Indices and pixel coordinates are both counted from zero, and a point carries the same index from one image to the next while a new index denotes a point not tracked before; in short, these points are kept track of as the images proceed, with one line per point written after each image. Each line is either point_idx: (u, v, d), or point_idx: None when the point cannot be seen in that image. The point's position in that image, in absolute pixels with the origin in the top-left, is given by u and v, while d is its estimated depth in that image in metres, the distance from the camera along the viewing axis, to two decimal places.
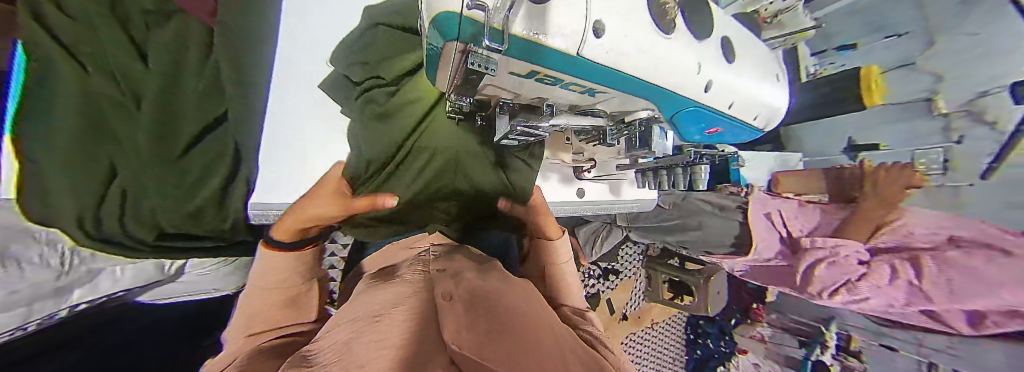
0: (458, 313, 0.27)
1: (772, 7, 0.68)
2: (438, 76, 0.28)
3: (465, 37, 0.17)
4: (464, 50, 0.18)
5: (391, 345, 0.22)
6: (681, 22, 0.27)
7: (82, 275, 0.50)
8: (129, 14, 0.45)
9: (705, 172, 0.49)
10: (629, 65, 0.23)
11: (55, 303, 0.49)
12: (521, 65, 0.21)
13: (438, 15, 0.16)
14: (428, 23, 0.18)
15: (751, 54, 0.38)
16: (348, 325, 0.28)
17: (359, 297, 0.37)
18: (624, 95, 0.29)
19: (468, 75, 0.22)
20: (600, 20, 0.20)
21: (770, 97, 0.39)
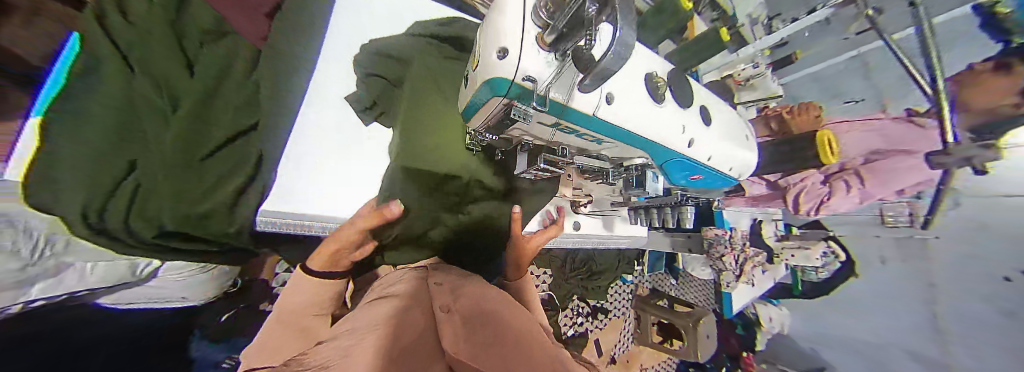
0: (457, 328, 0.28)
1: (744, 73, 0.75)
2: (472, 115, 0.33)
3: (512, 95, 0.22)
4: (509, 105, 0.23)
5: (391, 348, 0.23)
6: (670, 95, 0.34)
7: (50, 268, 0.46)
8: (188, 29, 0.51)
9: (691, 212, 0.56)
10: (631, 125, 0.28)
11: (11, 296, 0.43)
12: (550, 118, 0.26)
13: (494, 79, 0.21)
14: (481, 84, 0.24)
15: (726, 119, 0.45)
16: (346, 336, 0.28)
17: (358, 309, 0.37)
18: (626, 146, 0.34)
19: (504, 120, 0.27)
20: (610, 91, 0.26)
21: (742, 154, 0.45)
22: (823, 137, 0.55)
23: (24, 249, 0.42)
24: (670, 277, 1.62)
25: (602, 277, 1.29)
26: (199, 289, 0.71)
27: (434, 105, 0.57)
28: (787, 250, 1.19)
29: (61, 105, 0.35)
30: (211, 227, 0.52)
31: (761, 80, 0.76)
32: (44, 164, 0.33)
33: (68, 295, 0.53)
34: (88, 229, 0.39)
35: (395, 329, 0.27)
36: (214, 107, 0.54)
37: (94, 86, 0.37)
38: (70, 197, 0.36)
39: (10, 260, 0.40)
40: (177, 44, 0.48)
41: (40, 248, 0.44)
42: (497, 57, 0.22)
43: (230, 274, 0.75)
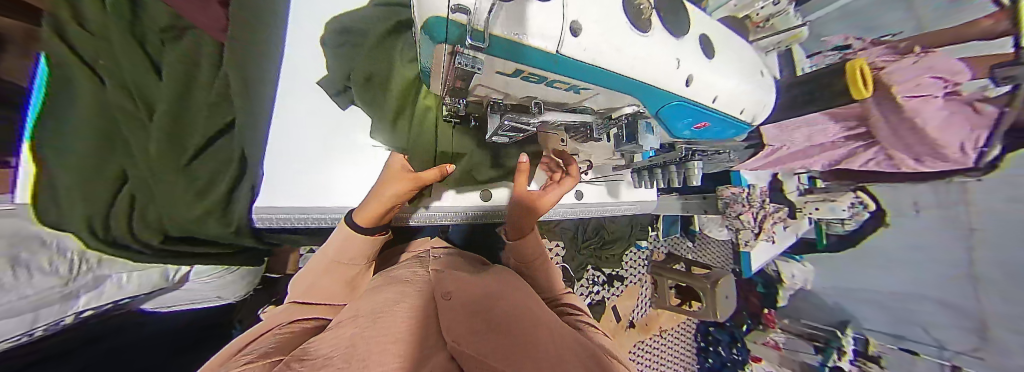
0: (456, 314, 0.27)
1: (764, 12, 0.64)
2: (432, 78, 0.30)
3: (453, 39, 0.19)
4: (454, 52, 0.20)
5: (395, 339, 0.23)
6: (657, 20, 0.29)
7: (90, 282, 0.53)
8: (147, 32, 0.50)
9: (699, 167, 0.49)
10: (608, 62, 0.24)
11: (60, 309, 0.50)
12: (505, 65, 0.23)
13: (429, 19, 0.17)
14: (419, 28, 0.20)
15: (730, 50, 0.39)
16: (353, 323, 0.29)
17: (366, 296, 0.37)
18: (608, 91, 0.30)
19: (459, 75, 0.23)
20: (577, 20, 0.21)
21: (751, 91, 0.39)
22: (853, 69, 0.47)
23: (62, 268, 0.48)
24: (687, 241, 1.59)
25: (616, 245, 1.29)
26: (229, 289, 0.78)
27: (402, 80, 0.54)
28: (811, 203, 1.12)
29: (45, 128, 0.42)
30: (208, 227, 0.55)
31: (783, 19, 0.64)
32: (47, 189, 0.42)
33: (114, 303, 0.61)
34: (99, 236, 0.47)
35: (382, 318, 0.27)
36: (193, 110, 0.54)
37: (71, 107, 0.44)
38: (72, 209, 0.43)
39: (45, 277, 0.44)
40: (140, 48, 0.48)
41: (76, 265, 0.50)
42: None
43: (255, 271, 0.81)
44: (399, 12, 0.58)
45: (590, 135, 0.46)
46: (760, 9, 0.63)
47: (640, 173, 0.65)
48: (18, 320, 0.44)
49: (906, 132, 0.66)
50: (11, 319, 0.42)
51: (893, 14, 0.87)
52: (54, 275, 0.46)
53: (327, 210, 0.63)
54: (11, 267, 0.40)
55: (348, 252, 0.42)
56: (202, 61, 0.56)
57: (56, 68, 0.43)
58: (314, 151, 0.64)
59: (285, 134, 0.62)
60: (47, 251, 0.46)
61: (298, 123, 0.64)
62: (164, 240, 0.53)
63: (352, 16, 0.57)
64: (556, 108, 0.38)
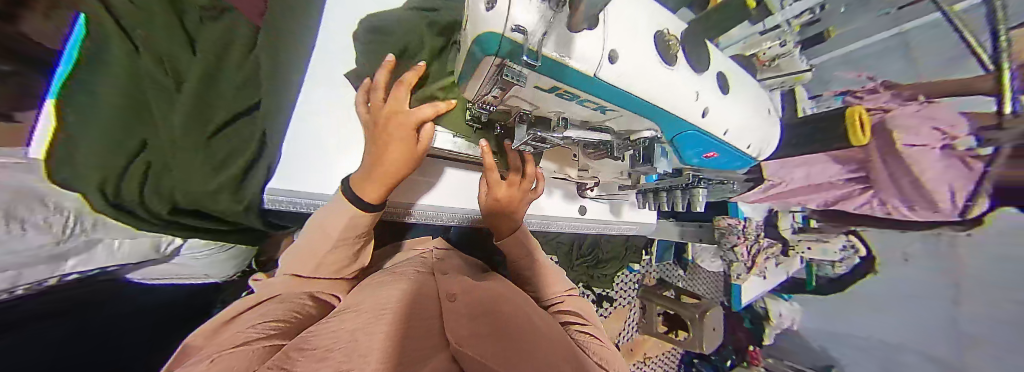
0: (458, 316, 0.28)
1: (771, 51, 0.67)
2: (470, 84, 0.32)
3: (504, 52, 0.21)
4: (501, 64, 0.22)
5: (396, 338, 0.24)
6: (682, 56, 0.31)
7: (80, 245, 0.51)
8: (189, 9, 0.52)
9: (704, 194, 0.51)
10: (637, 88, 0.27)
11: (46, 269, 0.49)
12: (547, 82, 0.25)
13: (484, 34, 0.20)
14: (472, 40, 0.22)
15: (742, 87, 0.42)
16: (354, 316, 0.29)
17: (368, 290, 0.37)
18: (632, 114, 0.32)
19: (500, 82, 0.26)
20: (615, 49, 0.24)
21: (757, 128, 0.42)
22: (853, 116, 0.50)
23: (56, 226, 0.46)
24: (679, 268, 1.59)
25: (609, 265, 1.30)
26: (220, 266, 0.77)
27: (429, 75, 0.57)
28: (804, 243, 1.14)
29: (75, 85, 0.41)
30: (220, 202, 0.55)
31: (788, 59, 0.68)
32: (60, 147, 0.40)
33: (100, 270, 0.60)
34: (110, 200, 0.45)
35: (385, 312, 0.28)
36: (220, 89, 0.55)
37: (100, 68, 0.43)
38: (87, 170, 0.41)
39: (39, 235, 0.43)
40: (178, 25, 0.50)
41: (71, 226, 0.48)
42: (484, 10, 0.20)
43: (243, 253, 0.78)
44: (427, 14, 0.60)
45: (607, 152, 0.48)
46: (767, 48, 0.66)
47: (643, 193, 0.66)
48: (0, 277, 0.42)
49: (899, 181, 0.69)
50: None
51: (886, 65, 0.98)
52: (47, 234, 0.44)
53: None
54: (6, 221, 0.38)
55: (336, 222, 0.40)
56: (235, 43, 0.59)
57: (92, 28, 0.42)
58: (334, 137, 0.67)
59: (310, 128, 0.65)
60: (44, 209, 0.43)
61: (320, 110, 0.66)
62: (173, 210, 0.53)
63: (386, 14, 0.59)
64: (578, 125, 0.41)
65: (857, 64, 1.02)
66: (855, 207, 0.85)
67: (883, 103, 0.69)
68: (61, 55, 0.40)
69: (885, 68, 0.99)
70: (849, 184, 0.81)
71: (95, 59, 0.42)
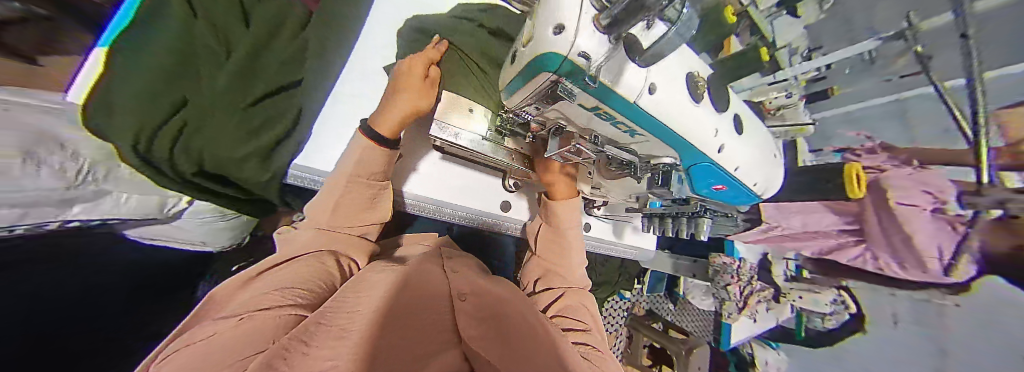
0: (467, 319, 0.31)
1: (776, 101, 0.71)
2: (518, 93, 0.37)
3: (562, 71, 0.26)
4: (556, 79, 0.28)
5: (410, 336, 0.26)
6: (707, 96, 0.35)
7: (87, 194, 0.50)
8: None
9: (708, 225, 0.53)
10: (664, 117, 0.31)
11: (55, 212, 0.48)
12: (591, 100, 0.31)
13: (549, 53, 0.25)
14: (536, 57, 0.28)
15: (756, 132, 0.45)
16: (365, 303, 0.31)
17: (376, 276, 0.39)
18: (656, 140, 0.36)
19: (551, 95, 0.31)
20: (653, 82, 0.29)
21: (765, 169, 0.45)
22: (850, 172, 0.54)
23: (67, 172, 0.45)
24: (669, 303, 1.57)
25: (601, 289, 1.30)
26: (219, 235, 0.76)
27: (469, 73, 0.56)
28: (795, 291, 1.08)
29: (129, 39, 0.44)
30: (245, 169, 0.57)
31: (792, 110, 0.70)
32: (103, 93, 0.42)
33: (99, 222, 0.58)
34: (140, 152, 0.46)
35: (398, 294, 0.32)
36: (266, 63, 0.58)
37: (157, 28, 0.46)
38: (125, 119, 0.43)
39: (53, 179, 0.43)
40: (235, 4, 0.54)
41: (82, 173, 0.48)
42: (551, 34, 0.26)
43: (245, 224, 0.80)
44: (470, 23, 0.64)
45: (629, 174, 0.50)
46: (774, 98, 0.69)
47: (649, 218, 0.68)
48: (8, 213, 0.41)
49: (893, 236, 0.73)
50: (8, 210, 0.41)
51: (885, 127, 0.79)
52: (59, 177, 0.44)
53: None
54: (22, 157, 0.39)
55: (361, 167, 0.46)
56: (286, 24, 0.63)
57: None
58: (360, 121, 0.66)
59: (347, 110, 0.67)
60: (61, 152, 0.45)
61: (356, 95, 0.69)
62: (198, 173, 0.54)
63: (432, 18, 0.64)
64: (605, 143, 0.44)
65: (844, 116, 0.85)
66: (848, 258, 0.88)
67: (879, 163, 0.80)
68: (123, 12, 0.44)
69: (889, 130, 0.79)
70: (843, 236, 0.84)
71: (153, 19, 0.46)
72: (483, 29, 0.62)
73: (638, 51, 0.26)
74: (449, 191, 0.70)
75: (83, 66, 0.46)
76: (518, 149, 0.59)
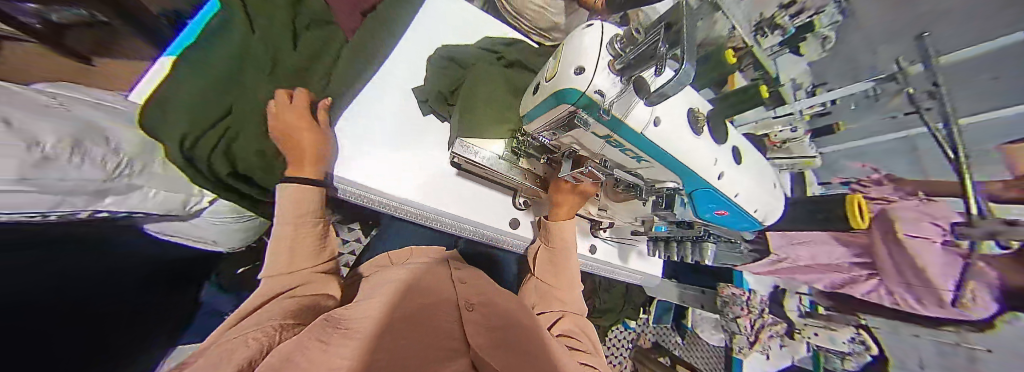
0: (477, 327, 0.36)
1: (782, 135, 0.71)
2: (540, 118, 0.42)
3: (579, 102, 0.32)
4: (574, 110, 0.34)
5: (424, 340, 0.31)
6: (706, 130, 0.38)
7: (123, 187, 0.51)
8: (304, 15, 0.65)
9: (713, 249, 0.54)
10: (667, 145, 0.35)
11: (86, 201, 0.47)
12: (604, 129, 0.35)
13: (568, 88, 0.32)
14: (558, 92, 0.34)
15: (755, 163, 0.47)
16: (373, 314, 0.34)
17: (377, 291, 0.42)
18: (661, 167, 0.39)
19: (570, 122, 0.37)
20: (659, 116, 0.34)
21: (765, 196, 0.46)
22: (854, 201, 0.54)
23: (110, 164, 0.47)
24: (677, 336, 1.45)
25: (605, 316, 1.28)
26: (231, 236, 0.78)
27: (494, 94, 0.59)
28: (809, 327, 0.89)
29: (190, 56, 0.52)
30: (274, 174, 0.61)
31: (798, 144, 0.71)
32: (159, 100, 0.49)
33: (125, 214, 0.56)
34: (184, 154, 0.52)
35: (399, 308, 0.36)
36: (309, 79, 0.64)
37: (216, 47, 0.54)
38: (176, 124, 0.50)
39: (94, 170, 0.45)
40: (289, 26, 0.61)
41: (122, 167, 0.50)
42: (573, 75, 0.32)
43: (256, 227, 0.84)
44: (493, 55, 0.70)
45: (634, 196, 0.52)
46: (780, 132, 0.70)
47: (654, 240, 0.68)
48: (45, 199, 0.41)
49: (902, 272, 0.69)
50: (47, 196, 0.40)
51: (894, 162, 0.62)
52: (100, 169, 0.46)
53: (378, 193, 0.65)
54: (72, 148, 0.41)
55: (296, 205, 0.49)
56: (331, 44, 0.69)
57: (221, 18, 0.55)
58: (377, 129, 0.67)
59: (369, 119, 0.67)
60: (105, 146, 0.47)
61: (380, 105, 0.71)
62: (231, 174, 0.58)
63: (458, 50, 0.71)
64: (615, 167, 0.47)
65: (848, 151, 0.70)
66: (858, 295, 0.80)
67: (886, 195, 0.63)
68: (192, 33, 0.53)
69: (895, 165, 0.62)
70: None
71: (212, 39, 0.54)
72: (506, 59, 0.68)
73: (646, 91, 0.31)
74: (459, 205, 0.72)
75: (149, 69, 0.54)
76: (531, 169, 0.63)
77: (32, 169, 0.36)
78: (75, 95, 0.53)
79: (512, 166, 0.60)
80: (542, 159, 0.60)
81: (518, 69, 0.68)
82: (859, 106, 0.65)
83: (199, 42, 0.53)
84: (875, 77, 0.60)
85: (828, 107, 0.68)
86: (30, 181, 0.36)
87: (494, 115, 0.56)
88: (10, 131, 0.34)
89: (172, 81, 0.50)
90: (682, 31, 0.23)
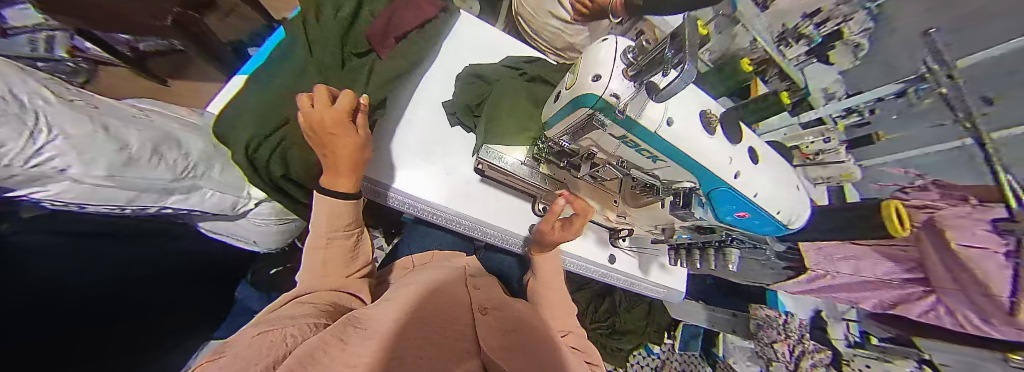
0: (489, 333, 0.36)
1: (813, 146, 0.72)
2: (559, 123, 0.45)
3: (597, 106, 0.35)
4: (593, 113, 0.36)
5: (438, 337, 0.32)
6: (720, 131, 0.40)
7: (186, 187, 0.58)
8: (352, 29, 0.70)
9: (737, 257, 0.53)
10: (684, 144, 0.37)
11: (155, 198, 0.55)
12: (620, 130, 0.38)
13: (586, 93, 0.35)
14: (577, 97, 0.37)
15: (777, 165, 0.46)
16: (402, 303, 0.37)
17: (399, 290, 0.44)
18: (679, 167, 0.41)
19: (587, 124, 0.40)
20: (671, 116, 0.36)
21: (790, 199, 0.44)
22: (890, 206, 0.48)
23: (179, 167, 0.55)
24: (707, 366, 1.29)
25: (625, 338, 1.21)
26: (268, 237, 0.85)
27: (515, 105, 0.63)
28: (860, 359, 0.84)
29: (258, 76, 0.61)
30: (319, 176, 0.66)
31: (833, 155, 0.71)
32: (231, 111, 0.58)
33: (185, 212, 0.64)
34: (246, 155, 0.57)
35: (422, 304, 0.38)
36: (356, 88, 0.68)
37: (278, 68, 0.63)
38: (242, 131, 0.57)
39: (166, 171, 0.53)
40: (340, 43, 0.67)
41: (189, 169, 0.58)
42: (590, 81, 0.35)
43: (294, 230, 0.89)
44: (514, 72, 0.76)
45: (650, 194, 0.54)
46: (811, 142, 0.71)
47: (674, 246, 0.66)
48: (122, 194, 0.49)
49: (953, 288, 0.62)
50: (124, 192, 0.49)
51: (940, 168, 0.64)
52: (167, 170, 0.53)
53: (413, 196, 0.69)
54: (155, 152, 0.51)
55: (331, 216, 0.50)
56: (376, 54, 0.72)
57: (284, 46, 0.65)
58: (407, 138, 0.72)
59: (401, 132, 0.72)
60: (178, 151, 0.56)
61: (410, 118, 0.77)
62: (282, 177, 0.63)
63: (483, 68, 0.77)
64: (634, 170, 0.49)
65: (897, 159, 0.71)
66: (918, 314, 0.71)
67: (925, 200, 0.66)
68: (260, 58, 0.63)
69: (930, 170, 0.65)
70: (906, 286, 0.71)
71: (277, 62, 0.64)
72: (529, 75, 0.74)
73: (656, 89, 0.31)
74: (486, 211, 0.73)
75: (224, 88, 0.63)
76: (552, 174, 0.64)
77: (117, 166, 0.44)
78: (161, 112, 0.64)
79: (534, 170, 0.61)
80: (564, 163, 0.61)
81: (539, 84, 0.73)
82: (900, 115, 0.66)
83: (267, 65, 0.63)
84: (907, 78, 0.60)
85: (867, 116, 0.71)
86: (118, 177, 0.45)
87: (516, 124, 0.61)
88: (107, 135, 0.43)
89: (241, 97, 0.59)
90: (685, 36, 0.25)
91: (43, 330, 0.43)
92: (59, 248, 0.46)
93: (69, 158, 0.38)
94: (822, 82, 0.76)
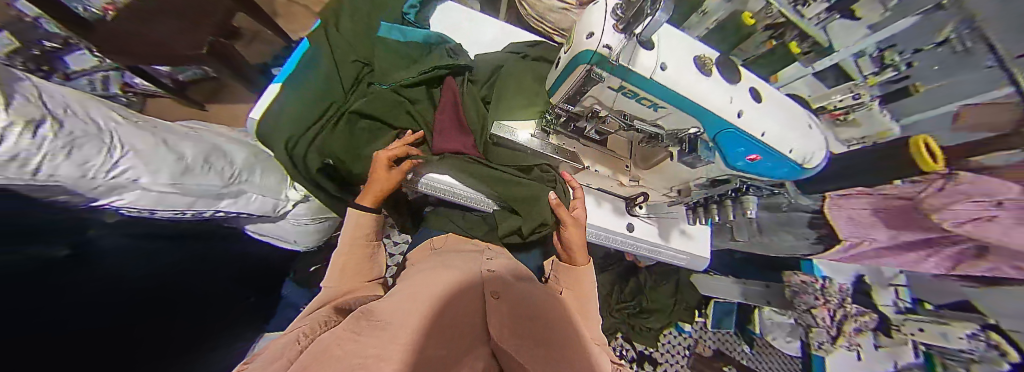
0: (498, 318, 0.40)
1: (842, 105, 0.73)
2: (564, 86, 0.48)
3: (594, 60, 0.37)
4: (591, 69, 0.38)
5: (439, 329, 0.36)
6: (716, 73, 0.41)
7: (236, 192, 0.66)
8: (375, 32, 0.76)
9: (756, 204, 0.55)
10: (681, 86, 0.38)
11: (211, 203, 0.63)
12: (618, 81, 0.39)
13: (583, 50, 0.37)
14: (577, 57, 0.39)
15: (784, 104, 0.46)
16: (415, 296, 0.41)
17: (420, 278, 0.49)
18: (682, 113, 0.42)
19: (586, 82, 0.42)
20: (665, 62, 0.38)
21: (802, 138, 0.44)
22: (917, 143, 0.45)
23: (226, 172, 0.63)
24: (743, 344, 1.29)
25: (653, 317, 1.21)
26: (308, 237, 0.92)
27: (520, 84, 0.68)
28: (911, 322, 1.00)
29: (289, 79, 0.66)
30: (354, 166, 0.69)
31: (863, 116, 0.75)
32: (270, 114, 0.64)
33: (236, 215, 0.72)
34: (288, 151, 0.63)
35: (448, 301, 0.41)
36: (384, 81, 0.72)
37: (306, 70, 0.68)
38: (283, 130, 0.63)
39: (216, 177, 0.61)
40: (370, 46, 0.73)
41: (235, 175, 0.65)
42: (586, 40, 0.37)
43: (328, 229, 0.97)
44: (518, 55, 0.79)
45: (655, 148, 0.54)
46: (837, 101, 0.73)
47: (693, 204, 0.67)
48: (184, 200, 0.56)
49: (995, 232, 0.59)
50: (185, 198, 0.56)
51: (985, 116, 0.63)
52: (214, 175, 0.60)
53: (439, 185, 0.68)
54: (203, 161, 0.59)
55: (360, 228, 0.58)
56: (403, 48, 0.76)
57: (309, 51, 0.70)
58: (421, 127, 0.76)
59: None
60: (224, 160, 0.64)
61: None
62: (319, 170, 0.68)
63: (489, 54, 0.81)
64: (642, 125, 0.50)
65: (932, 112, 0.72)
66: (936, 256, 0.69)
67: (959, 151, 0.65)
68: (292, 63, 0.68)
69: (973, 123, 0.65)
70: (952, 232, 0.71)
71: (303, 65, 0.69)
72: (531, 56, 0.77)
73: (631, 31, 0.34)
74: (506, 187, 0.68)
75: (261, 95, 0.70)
76: (561, 144, 0.65)
77: (176, 176, 0.52)
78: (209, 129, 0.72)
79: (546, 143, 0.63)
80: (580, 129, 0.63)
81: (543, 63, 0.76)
82: (943, 65, 0.67)
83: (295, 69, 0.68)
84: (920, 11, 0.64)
85: (904, 71, 0.71)
86: (180, 184, 0.53)
87: (523, 101, 0.65)
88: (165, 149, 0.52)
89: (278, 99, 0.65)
90: None
91: (102, 320, 0.47)
92: (129, 249, 0.54)
93: (140, 170, 0.46)
94: (851, 37, 0.74)
